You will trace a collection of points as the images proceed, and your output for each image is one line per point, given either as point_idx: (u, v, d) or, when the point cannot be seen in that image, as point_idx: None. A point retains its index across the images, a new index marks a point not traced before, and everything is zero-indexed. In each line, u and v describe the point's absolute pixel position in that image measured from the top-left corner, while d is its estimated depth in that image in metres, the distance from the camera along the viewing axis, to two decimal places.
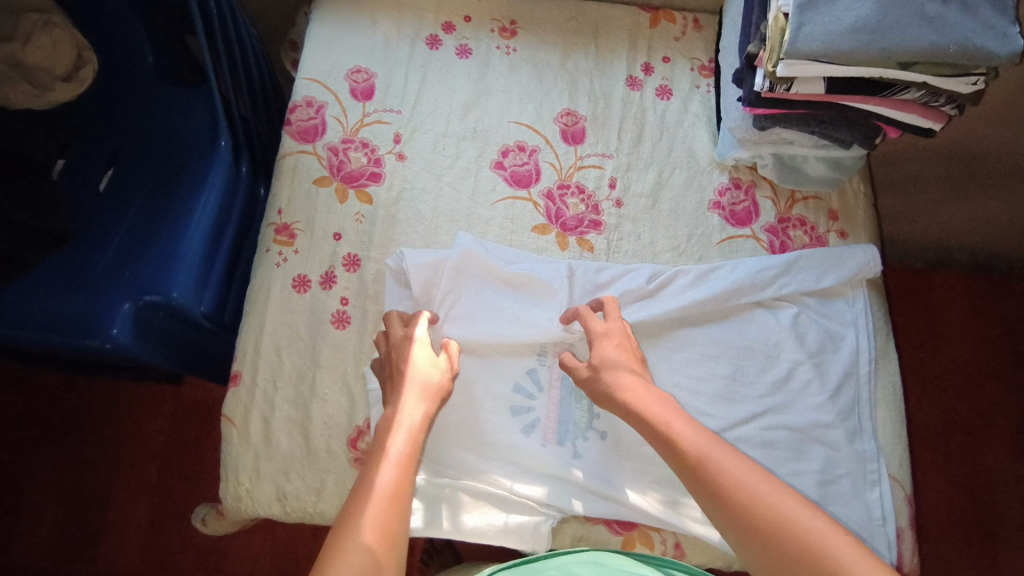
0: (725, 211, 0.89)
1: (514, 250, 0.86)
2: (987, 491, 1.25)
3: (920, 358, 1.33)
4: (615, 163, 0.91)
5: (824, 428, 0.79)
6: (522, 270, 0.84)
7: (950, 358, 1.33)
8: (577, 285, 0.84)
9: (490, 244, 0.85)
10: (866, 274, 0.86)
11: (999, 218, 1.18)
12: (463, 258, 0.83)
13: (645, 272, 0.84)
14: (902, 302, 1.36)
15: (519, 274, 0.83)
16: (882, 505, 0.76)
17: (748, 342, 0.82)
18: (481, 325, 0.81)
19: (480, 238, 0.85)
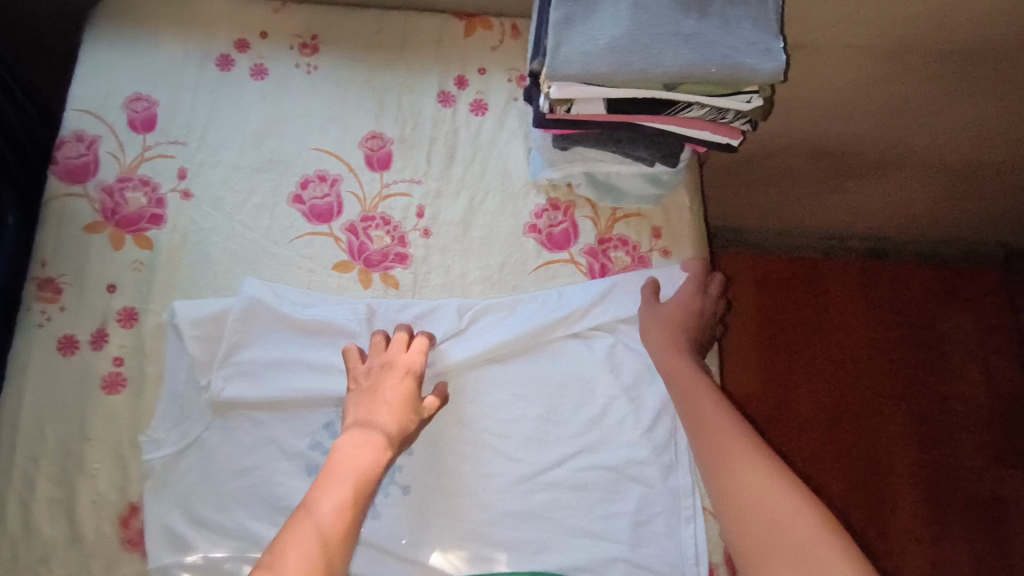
0: (542, 234, 0.84)
1: (310, 292, 0.79)
2: (794, 453, 1.38)
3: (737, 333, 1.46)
4: (423, 189, 0.85)
5: (638, 466, 0.76)
6: (315, 315, 0.77)
7: (764, 333, 1.46)
8: (376, 327, 0.78)
9: (281, 288, 0.79)
10: None
11: (825, 195, 1.27)
12: (247, 307, 0.76)
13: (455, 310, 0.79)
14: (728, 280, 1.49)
15: (311, 321, 0.77)
16: (696, 543, 0.74)
17: (561, 378, 0.78)
18: (270, 379, 0.75)
19: (271, 282, 0.79)
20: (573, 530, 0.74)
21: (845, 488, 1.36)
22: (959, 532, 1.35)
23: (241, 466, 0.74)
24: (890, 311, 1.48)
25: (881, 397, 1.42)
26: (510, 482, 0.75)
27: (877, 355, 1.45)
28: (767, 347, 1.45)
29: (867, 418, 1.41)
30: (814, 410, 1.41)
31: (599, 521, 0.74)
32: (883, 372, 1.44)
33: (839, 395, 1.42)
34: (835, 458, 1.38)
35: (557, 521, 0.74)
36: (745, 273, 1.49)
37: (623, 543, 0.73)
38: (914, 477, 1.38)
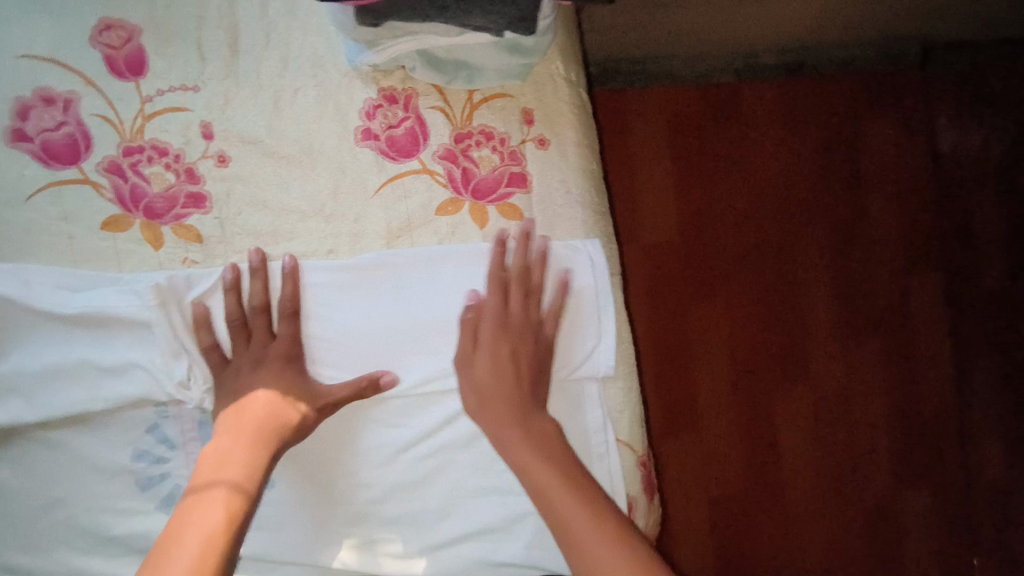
0: (381, 139, 0.63)
1: (76, 272, 0.59)
2: (723, 316, 1.28)
3: (653, 192, 1.28)
4: (203, 98, 0.61)
5: (540, 405, 0.66)
6: (88, 307, 0.57)
7: (684, 189, 1.28)
8: (175, 311, 0.59)
9: (37, 273, 0.58)
10: (584, 273, 0.66)
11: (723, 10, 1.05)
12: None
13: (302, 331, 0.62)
14: (645, 128, 1.28)
15: (81, 316, 0.57)
16: (611, 480, 0.65)
17: (435, 325, 0.64)
18: (50, 394, 0.58)
19: (22, 266, 0.58)
20: (473, 490, 0.65)
21: (777, 346, 1.29)
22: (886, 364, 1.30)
23: (49, 498, 0.59)
24: (813, 135, 1.31)
25: (805, 235, 1.30)
26: (394, 452, 0.64)
27: (791, 183, 1.30)
28: (688, 205, 1.28)
29: (781, 255, 1.30)
30: (742, 269, 1.29)
31: (502, 476, 0.65)
32: (796, 203, 1.31)
33: (751, 234, 1.29)
34: (752, 306, 1.29)
35: (451, 483, 0.64)
36: (663, 117, 1.28)
37: None
38: (849, 325, 1.30)
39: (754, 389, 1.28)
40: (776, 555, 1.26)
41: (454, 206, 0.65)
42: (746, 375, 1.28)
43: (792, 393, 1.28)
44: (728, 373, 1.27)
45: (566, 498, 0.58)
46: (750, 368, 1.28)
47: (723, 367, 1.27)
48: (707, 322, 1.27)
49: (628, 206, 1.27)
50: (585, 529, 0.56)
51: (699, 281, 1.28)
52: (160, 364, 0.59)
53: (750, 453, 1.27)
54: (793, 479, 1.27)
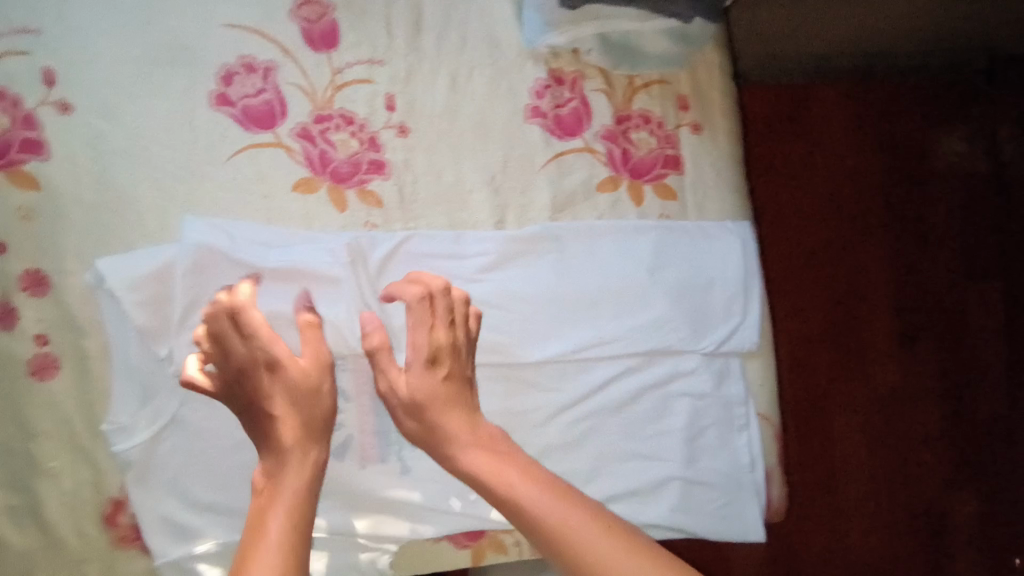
0: (548, 117, 0.67)
1: (271, 229, 0.63)
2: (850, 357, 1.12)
3: (797, 202, 1.13)
4: (388, 71, 0.64)
5: (686, 376, 0.69)
6: (285, 261, 0.61)
7: (834, 206, 1.14)
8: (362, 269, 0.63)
9: (238, 228, 0.62)
10: (735, 253, 0.69)
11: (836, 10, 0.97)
12: (199, 262, 0.60)
13: (471, 296, 0.64)
14: (792, 126, 1.14)
15: (279, 268, 0.61)
16: (753, 450, 0.70)
17: (592, 295, 0.68)
18: None
19: (222, 220, 0.62)
20: (621, 454, 0.69)
21: (879, 410, 1.13)
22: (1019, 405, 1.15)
23: (236, 441, 0.62)
24: (930, 144, 1.17)
25: (925, 258, 1.16)
26: (549, 414, 0.67)
27: (911, 199, 1.16)
28: (837, 225, 1.14)
29: (902, 279, 1.15)
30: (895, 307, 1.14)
31: (648, 441, 0.69)
32: (916, 222, 1.16)
33: (869, 259, 1.14)
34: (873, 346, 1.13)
35: (600, 446, 0.68)
36: (813, 115, 1.14)
37: (679, 459, 0.69)
38: (917, 399, 1.13)
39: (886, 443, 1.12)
40: None
41: (612, 184, 0.68)
42: (869, 425, 1.12)
43: (919, 443, 1.13)
44: (851, 425, 1.11)
45: (558, 506, 0.46)
46: (873, 416, 1.12)
47: (844, 418, 1.11)
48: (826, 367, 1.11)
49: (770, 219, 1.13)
50: (588, 541, 0.44)
51: (847, 313, 1.13)
52: (347, 317, 0.61)
53: (878, 516, 1.11)
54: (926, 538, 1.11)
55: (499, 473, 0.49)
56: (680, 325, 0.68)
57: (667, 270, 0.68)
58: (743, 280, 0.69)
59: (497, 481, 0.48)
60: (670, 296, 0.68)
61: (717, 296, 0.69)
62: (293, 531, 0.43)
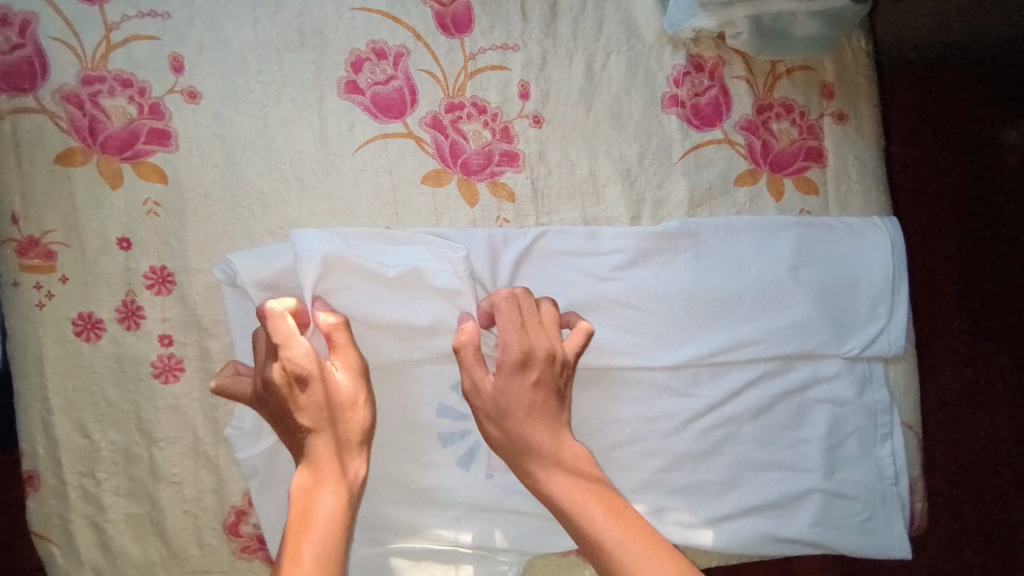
0: (686, 106, 0.63)
1: (384, 236, 0.57)
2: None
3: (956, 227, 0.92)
4: (523, 57, 0.61)
5: (827, 382, 0.65)
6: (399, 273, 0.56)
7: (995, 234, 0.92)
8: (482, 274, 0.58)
9: (349, 237, 0.56)
10: (880, 250, 0.65)
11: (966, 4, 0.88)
12: (325, 271, 0.54)
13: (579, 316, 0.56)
14: (952, 130, 0.92)
15: (410, 274, 0.56)
16: (898, 461, 0.65)
17: (730, 293, 0.63)
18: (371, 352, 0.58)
19: (332, 230, 0.56)
20: (758, 464, 0.64)
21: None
22: None
23: None
24: None
25: None
26: (682, 421, 0.62)
27: None
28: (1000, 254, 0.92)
29: None
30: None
31: (785, 451, 0.64)
32: None
33: None
34: None
35: (735, 456, 0.63)
36: (972, 116, 0.92)
37: (820, 470, 0.64)
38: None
39: None
40: None
41: (752, 177, 0.64)
42: None
43: None
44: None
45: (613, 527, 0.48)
46: None
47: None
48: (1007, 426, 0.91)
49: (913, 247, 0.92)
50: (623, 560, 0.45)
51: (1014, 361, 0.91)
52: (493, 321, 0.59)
53: None
54: None
55: (571, 490, 0.50)
56: (823, 326, 0.63)
57: (809, 268, 0.64)
58: (888, 279, 0.65)
59: (567, 501, 0.50)
60: (812, 296, 0.64)
61: (862, 296, 0.65)
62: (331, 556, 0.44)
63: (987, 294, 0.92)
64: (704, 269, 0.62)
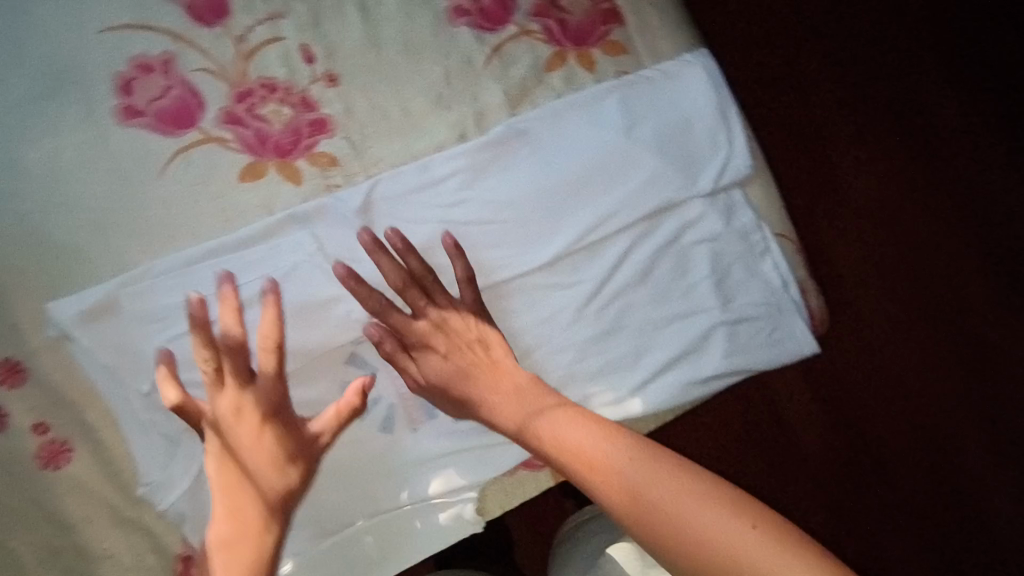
0: (473, 13, 0.63)
1: (222, 253, 0.57)
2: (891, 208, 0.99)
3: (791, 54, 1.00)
4: (293, 20, 0.59)
5: (695, 224, 0.67)
6: (256, 280, 0.58)
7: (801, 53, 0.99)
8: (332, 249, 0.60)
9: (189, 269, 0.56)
10: (702, 87, 0.66)
11: None
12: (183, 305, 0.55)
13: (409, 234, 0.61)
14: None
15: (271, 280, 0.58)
16: (781, 271, 0.69)
17: (576, 176, 0.64)
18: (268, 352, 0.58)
19: (172, 266, 0.56)
20: (658, 321, 0.66)
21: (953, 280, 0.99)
22: None
23: None
24: None
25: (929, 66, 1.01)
26: (576, 307, 0.65)
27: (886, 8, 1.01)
28: (838, 80, 1.01)
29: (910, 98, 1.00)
30: (936, 160, 1.01)
31: (680, 300, 0.67)
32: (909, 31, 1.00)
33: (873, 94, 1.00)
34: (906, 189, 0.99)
35: (636, 322, 0.66)
36: None
37: (715, 305, 0.67)
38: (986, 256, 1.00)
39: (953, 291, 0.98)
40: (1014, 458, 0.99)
41: (561, 59, 0.64)
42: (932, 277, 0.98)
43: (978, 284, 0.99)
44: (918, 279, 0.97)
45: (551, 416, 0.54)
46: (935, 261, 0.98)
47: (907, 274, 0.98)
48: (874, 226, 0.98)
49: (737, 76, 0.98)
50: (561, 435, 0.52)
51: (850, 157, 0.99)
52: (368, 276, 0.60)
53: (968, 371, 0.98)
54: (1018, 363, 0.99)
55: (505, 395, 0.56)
56: (673, 175, 0.66)
57: (642, 126, 0.65)
58: (721, 113, 0.67)
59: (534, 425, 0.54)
60: (653, 151, 0.65)
61: (702, 133, 0.66)
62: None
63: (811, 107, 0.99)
64: (545, 162, 0.63)
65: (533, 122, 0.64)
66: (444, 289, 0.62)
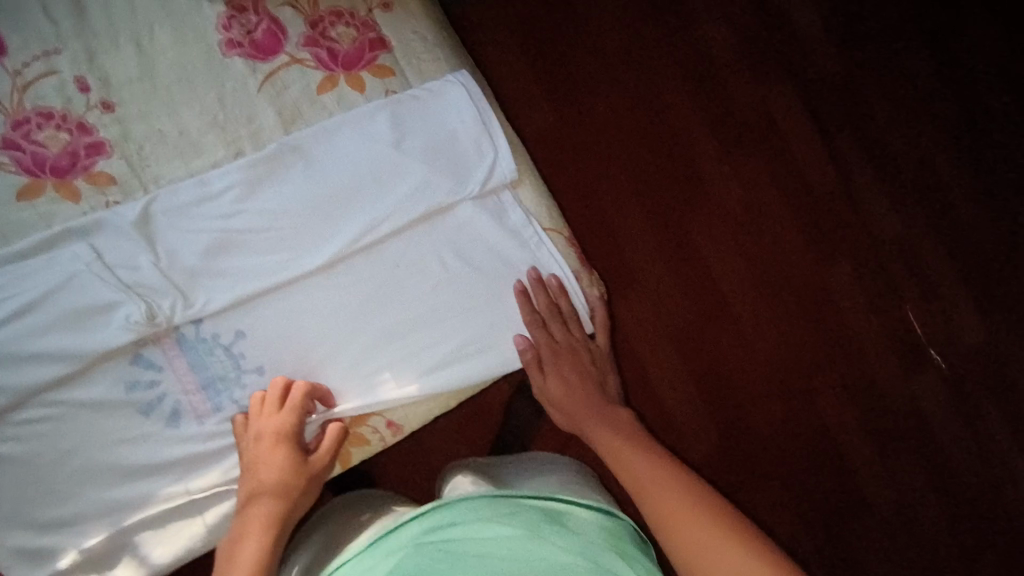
0: (245, 45, 0.70)
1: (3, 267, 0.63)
2: (669, 239, 1.17)
3: (592, 106, 1.19)
4: (68, 57, 0.66)
5: (468, 225, 0.74)
6: (37, 290, 0.63)
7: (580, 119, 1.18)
8: (113, 258, 0.65)
9: None
10: (465, 101, 0.73)
11: None
12: None
13: (184, 250, 0.67)
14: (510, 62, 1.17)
15: (51, 290, 0.63)
16: (552, 262, 0.76)
17: (348, 186, 0.70)
18: (48, 356, 0.63)
19: None
20: (436, 315, 0.72)
21: (778, 313, 1.18)
22: (829, 213, 1.22)
23: (63, 450, 0.65)
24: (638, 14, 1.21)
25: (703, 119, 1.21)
26: (355, 305, 0.71)
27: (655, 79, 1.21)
28: (632, 134, 1.19)
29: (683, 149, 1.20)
30: (755, 193, 1.20)
31: (458, 295, 0.72)
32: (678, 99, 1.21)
33: (644, 147, 1.19)
34: (689, 224, 1.18)
35: (415, 317, 0.72)
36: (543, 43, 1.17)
37: (490, 297, 0.73)
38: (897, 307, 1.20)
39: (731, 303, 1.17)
40: (802, 435, 1.16)
41: (331, 83, 0.72)
42: (710, 295, 1.17)
43: (757, 298, 1.18)
44: (696, 294, 1.17)
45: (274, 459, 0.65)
46: (713, 284, 1.17)
47: (690, 295, 1.17)
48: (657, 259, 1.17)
49: (536, 140, 1.16)
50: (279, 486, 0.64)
51: (638, 200, 1.18)
52: (148, 283, 0.66)
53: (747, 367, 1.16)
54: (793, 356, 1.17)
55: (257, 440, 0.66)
56: (441, 183, 0.72)
57: (409, 139, 0.72)
58: (484, 126, 0.74)
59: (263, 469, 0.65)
60: (421, 161, 0.72)
61: (467, 144, 0.73)
62: (263, 541, 0.59)
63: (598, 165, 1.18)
64: (317, 174, 0.70)
65: (305, 139, 0.70)
66: (211, 299, 0.67)
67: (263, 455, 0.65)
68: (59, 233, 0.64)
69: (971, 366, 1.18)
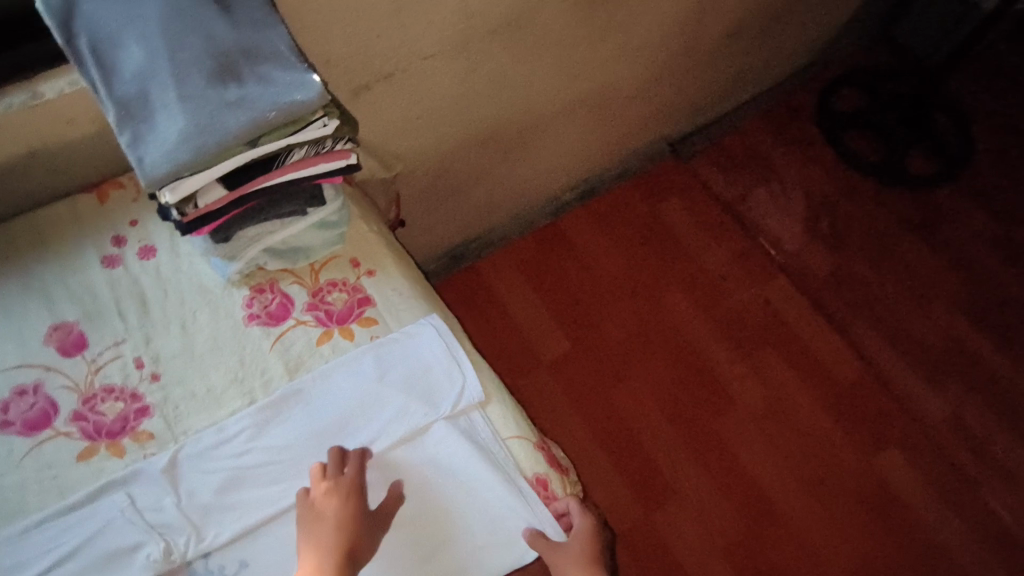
0: (262, 317, 0.90)
1: (55, 520, 0.76)
2: (679, 442, 1.39)
3: (594, 341, 1.48)
4: (132, 344, 0.87)
5: (444, 441, 0.83)
6: (79, 538, 0.75)
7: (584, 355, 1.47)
8: (142, 502, 0.77)
9: (27, 536, 0.75)
10: (435, 338, 0.89)
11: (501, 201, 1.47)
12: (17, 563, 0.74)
13: (200, 489, 0.78)
14: (516, 320, 1.50)
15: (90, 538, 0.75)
16: (521, 468, 0.83)
17: (341, 418, 0.83)
18: None
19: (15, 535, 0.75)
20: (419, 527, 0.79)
21: (796, 494, 1.34)
22: (815, 399, 1.43)
23: None
24: (616, 262, 1.57)
25: (692, 335, 1.49)
26: None
27: (640, 310, 1.52)
28: (631, 358, 1.47)
29: (677, 364, 1.46)
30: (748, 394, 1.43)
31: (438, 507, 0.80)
32: (663, 324, 1.50)
33: (645, 366, 1.46)
34: (695, 428, 1.40)
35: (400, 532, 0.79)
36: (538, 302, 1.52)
37: (467, 505, 0.81)
38: (889, 458, 1.37)
39: (748, 491, 1.35)
40: None
41: (327, 335, 0.89)
42: (730, 487, 1.35)
43: (772, 481, 1.35)
44: (717, 486, 1.35)
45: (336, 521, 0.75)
46: (728, 477, 1.36)
47: (711, 490, 1.35)
48: (676, 459, 1.37)
49: (548, 378, 1.44)
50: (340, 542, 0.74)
51: (648, 411, 1.42)
52: (169, 522, 0.77)
53: (777, 547, 1.30)
54: (817, 533, 1.31)
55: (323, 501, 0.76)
56: (417, 408, 0.84)
57: (391, 373, 0.86)
58: (453, 356, 0.88)
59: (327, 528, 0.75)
60: (401, 391, 0.85)
61: (439, 373, 0.87)
62: None
63: (604, 390, 1.44)
64: (314, 411, 0.84)
65: (305, 384, 0.85)
66: (220, 531, 0.77)
67: (327, 507, 0.76)
68: (101, 485, 0.77)
69: (965, 502, 1.34)
